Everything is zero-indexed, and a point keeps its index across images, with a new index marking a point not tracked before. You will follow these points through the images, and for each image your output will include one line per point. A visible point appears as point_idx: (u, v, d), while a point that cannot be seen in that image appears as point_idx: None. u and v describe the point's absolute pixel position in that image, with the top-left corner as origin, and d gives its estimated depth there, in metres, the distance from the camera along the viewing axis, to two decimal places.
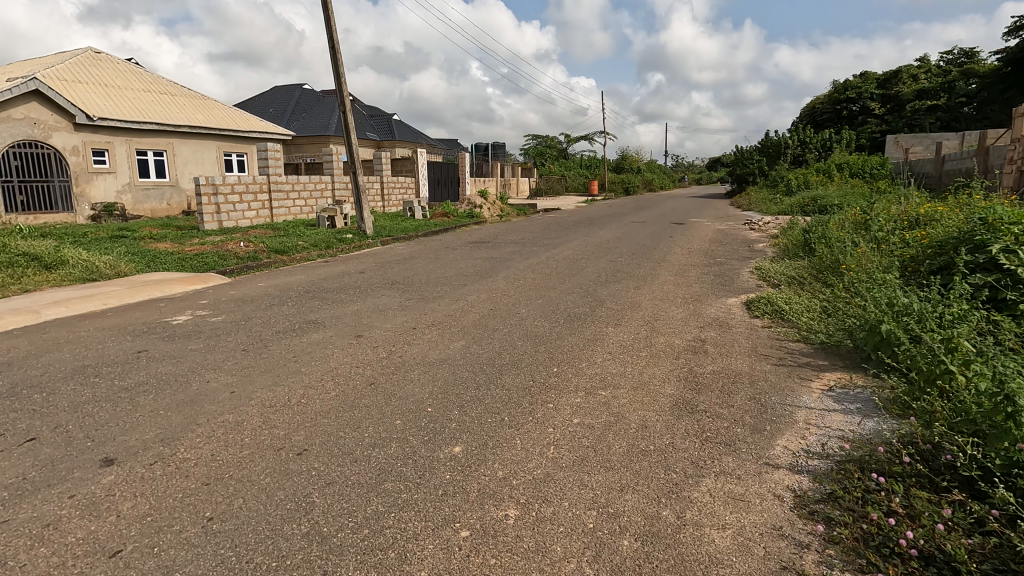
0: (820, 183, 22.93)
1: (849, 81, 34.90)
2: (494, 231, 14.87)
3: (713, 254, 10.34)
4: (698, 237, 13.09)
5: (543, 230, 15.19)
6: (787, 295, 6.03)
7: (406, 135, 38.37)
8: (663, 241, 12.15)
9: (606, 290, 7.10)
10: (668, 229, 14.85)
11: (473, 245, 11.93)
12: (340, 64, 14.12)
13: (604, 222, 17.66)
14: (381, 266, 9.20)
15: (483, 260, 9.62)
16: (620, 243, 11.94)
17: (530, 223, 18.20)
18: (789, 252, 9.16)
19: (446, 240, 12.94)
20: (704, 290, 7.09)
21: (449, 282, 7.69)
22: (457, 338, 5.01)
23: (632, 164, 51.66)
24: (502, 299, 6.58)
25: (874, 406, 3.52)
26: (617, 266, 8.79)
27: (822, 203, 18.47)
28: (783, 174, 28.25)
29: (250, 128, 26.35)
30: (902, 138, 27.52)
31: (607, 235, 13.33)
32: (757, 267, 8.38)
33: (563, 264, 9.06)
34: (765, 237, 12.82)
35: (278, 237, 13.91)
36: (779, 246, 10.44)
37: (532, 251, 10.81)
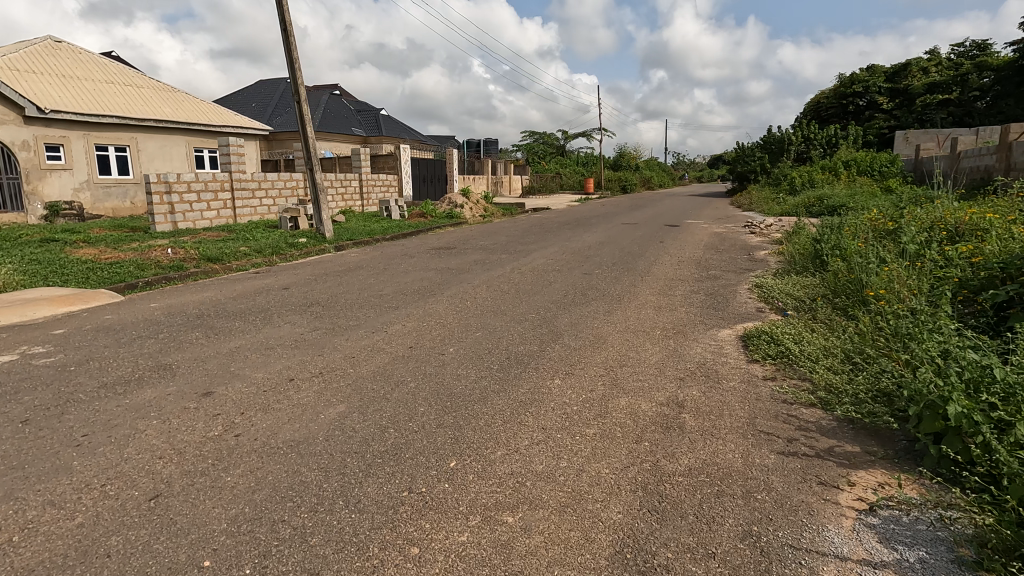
0: (825, 182, 21.51)
1: (856, 74, 33.34)
2: (467, 235, 13.47)
3: (706, 264, 8.95)
4: (692, 242, 11.69)
5: (522, 233, 13.80)
6: (796, 330, 4.62)
7: (393, 131, 37.00)
8: (651, 247, 10.77)
9: (567, 315, 5.71)
10: (659, 233, 13.44)
11: (436, 251, 10.56)
12: (293, 49, 12.67)
13: (591, 224, 16.24)
14: (314, 279, 7.82)
15: (436, 272, 8.25)
16: (602, 249, 10.56)
17: (511, 224, 16.80)
18: (796, 265, 7.73)
19: (408, 245, 11.56)
20: (688, 317, 5.68)
21: (380, 301, 6.33)
22: (339, 399, 3.61)
23: (630, 161, 50.19)
24: (432, 329, 5.20)
25: (949, 557, 2.14)
26: (589, 281, 7.41)
27: (829, 204, 17.05)
28: (786, 172, 26.83)
29: (222, 121, 24.91)
30: (912, 134, 26.05)
31: (590, 240, 11.95)
32: (757, 283, 6.98)
33: (526, 278, 7.68)
34: (766, 243, 11.44)
35: (226, 240, 12.56)
36: (783, 254, 9.02)
37: (499, 259, 9.43)
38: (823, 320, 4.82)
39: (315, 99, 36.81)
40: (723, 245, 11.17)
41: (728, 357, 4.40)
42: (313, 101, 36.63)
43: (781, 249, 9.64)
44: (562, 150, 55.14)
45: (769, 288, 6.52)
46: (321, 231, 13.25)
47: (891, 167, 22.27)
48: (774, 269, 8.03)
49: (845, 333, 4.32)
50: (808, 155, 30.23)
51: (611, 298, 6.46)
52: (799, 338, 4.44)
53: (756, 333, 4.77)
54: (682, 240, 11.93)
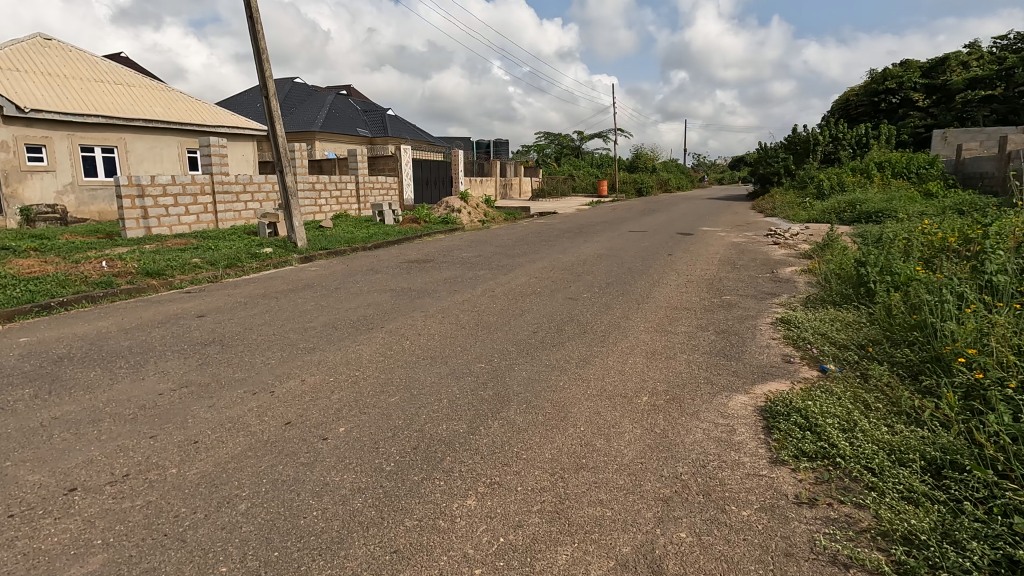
0: (856, 186, 19.72)
1: (889, 70, 31.21)
2: (454, 244, 12.14)
3: (718, 285, 7.48)
4: (706, 255, 10.19)
5: (516, 242, 12.43)
6: (844, 412, 3.17)
7: (400, 131, 35.96)
8: (655, 262, 9.33)
9: (528, 366, 4.32)
10: (670, 243, 11.95)
11: (409, 265, 9.30)
12: (261, 39, 11.46)
13: (596, 231, 14.81)
14: (246, 304, 6.58)
15: (394, 294, 6.95)
16: (599, 264, 9.17)
17: (509, 231, 15.48)
18: (832, 290, 6.22)
19: (381, 256, 10.31)
20: (687, 370, 4.23)
21: (301, 339, 5.02)
22: (107, 542, 2.26)
23: (647, 162, 48.47)
24: (335, 389, 3.84)
25: None
26: (569, 311, 6.01)
27: (863, 209, 15.35)
28: (812, 174, 25.05)
29: (217, 121, 24.00)
30: (951, 133, 24.01)
31: (588, 251, 10.55)
32: (783, 317, 5.50)
33: (496, 304, 6.31)
34: (792, 257, 9.89)
35: (187, 249, 11.39)
36: (816, 274, 7.49)
37: (476, 277, 8.11)
38: (884, 396, 3.39)
39: (321, 100, 36.05)
40: (742, 259, 9.67)
41: (742, 454, 2.97)
42: (319, 102, 35.87)
43: (813, 267, 8.14)
44: (577, 150, 53.48)
45: (799, 328, 5.07)
46: (292, 240, 12.01)
47: (930, 169, 20.38)
48: (805, 296, 6.53)
49: (925, 429, 2.89)
50: (836, 156, 28.32)
51: (592, 338, 5.04)
52: (852, 427, 3.01)
53: (785, 409, 3.34)
54: (694, 252, 10.48)
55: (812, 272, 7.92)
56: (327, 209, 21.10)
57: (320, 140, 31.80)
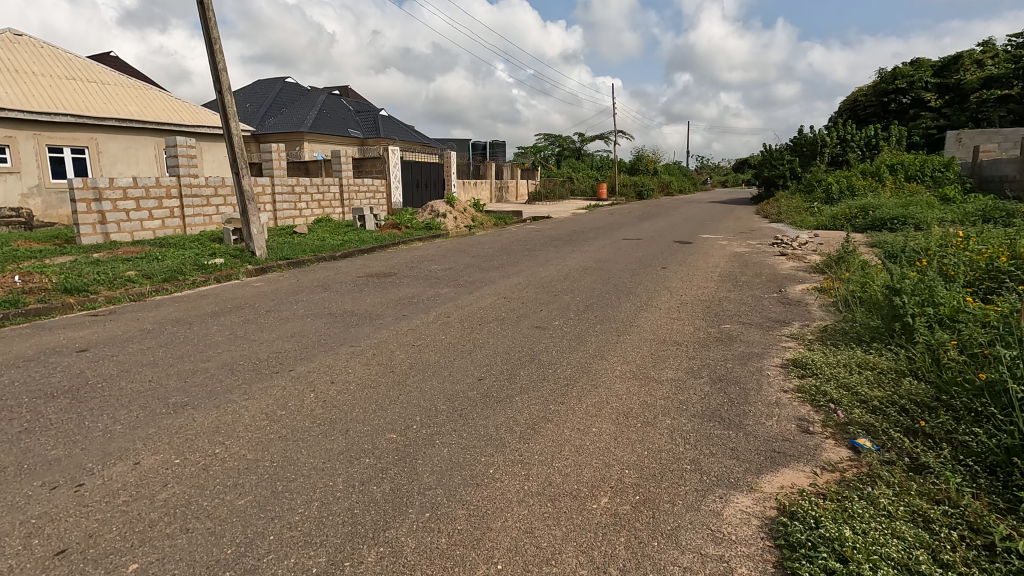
0: (867, 189, 18.58)
1: (899, 69, 29.98)
2: (428, 254, 11.04)
3: (717, 309, 6.32)
4: (705, 268, 9.04)
5: (497, 252, 11.31)
6: (904, 551, 2.07)
7: (393, 132, 34.99)
8: (646, 278, 8.19)
9: (453, 440, 3.18)
10: (665, 254, 10.82)
11: (367, 279, 8.25)
12: (211, 27, 10.35)
13: (588, 239, 13.67)
14: (150, 332, 5.52)
15: (330, 320, 5.86)
16: (582, 279, 8.06)
17: (495, 238, 14.41)
18: (854, 320, 5.12)
19: (342, 269, 9.25)
20: (669, 446, 3.10)
21: (180, 389, 3.94)
22: None
23: (648, 165, 47.38)
24: (168, 482, 2.72)
25: None
26: (532, 346, 4.89)
27: (876, 216, 14.18)
28: (819, 177, 23.90)
29: (197, 122, 23.01)
30: (966, 134, 22.81)
31: (572, 264, 9.42)
32: (797, 359, 4.37)
33: (445, 336, 5.20)
34: (803, 272, 8.75)
35: (133, 259, 10.35)
36: (832, 296, 6.37)
37: (436, 296, 7.03)
38: (957, 518, 2.29)
39: (312, 101, 35.14)
40: (745, 274, 8.53)
41: None
42: (310, 102, 34.96)
43: (829, 286, 6.98)
44: (577, 152, 52.27)
45: (819, 378, 3.96)
46: (250, 250, 10.95)
47: (945, 172, 19.19)
48: (823, 326, 5.40)
49: None
50: (844, 158, 27.14)
51: (551, 390, 3.91)
52: None
53: (807, 536, 2.21)
54: (692, 265, 9.36)
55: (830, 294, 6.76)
56: (308, 213, 20.09)
57: (309, 141, 30.84)
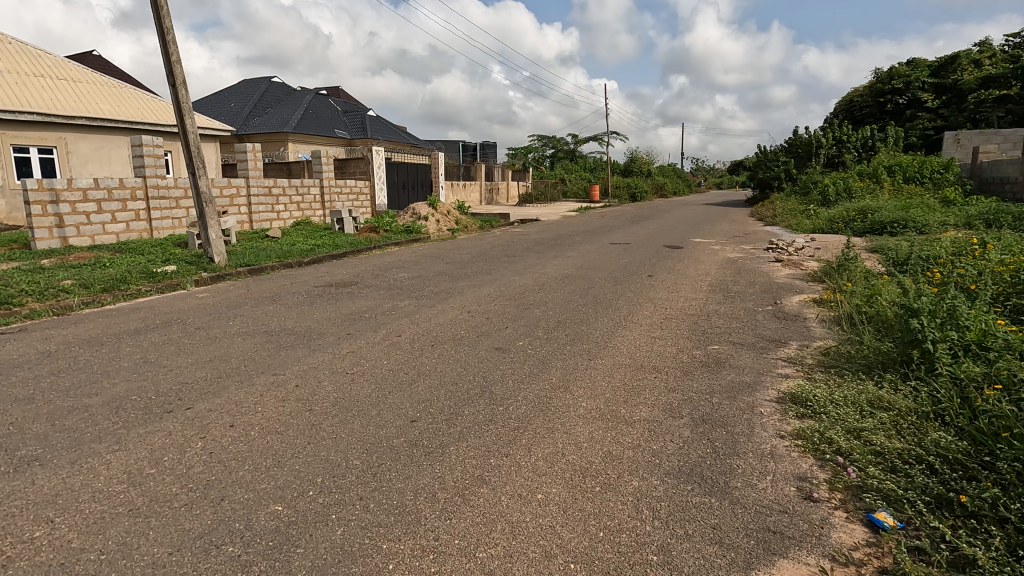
0: (865, 191, 17.96)
1: (895, 69, 29.46)
2: (400, 260, 10.33)
3: (704, 325, 5.63)
4: (693, 276, 8.34)
5: (474, 258, 10.60)
6: None
7: (381, 133, 34.27)
8: (629, 288, 7.49)
9: (354, 515, 2.45)
10: (652, 260, 10.13)
11: (324, 290, 7.52)
12: (163, 15, 9.59)
13: (573, 243, 12.97)
14: (48, 356, 4.77)
15: (263, 340, 5.13)
16: (559, 290, 7.35)
17: (476, 242, 13.70)
18: (861, 342, 4.43)
19: (301, 278, 8.52)
20: (632, 524, 2.39)
21: (38, 436, 3.20)
22: None
23: (641, 167, 46.81)
24: None
25: None
26: (485, 375, 4.17)
27: (875, 219, 13.55)
28: (815, 179, 23.30)
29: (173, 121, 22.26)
30: (964, 134, 22.27)
31: (551, 272, 8.71)
32: (795, 394, 3.67)
33: (387, 362, 4.48)
34: (800, 281, 8.08)
35: (79, 266, 9.60)
36: (835, 312, 5.67)
37: (393, 309, 6.32)
38: None
39: (298, 100, 34.42)
40: (736, 283, 7.85)
41: None
42: (296, 102, 34.22)
43: (831, 299, 6.29)
44: (570, 153, 51.62)
45: (822, 421, 3.27)
46: (209, 256, 10.23)
47: (945, 174, 18.61)
48: (825, 348, 4.70)
49: None
50: (840, 159, 26.58)
51: (496, 437, 3.19)
52: None
53: None
54: (680, 273, 8.67)
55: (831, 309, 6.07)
56: (287, 215, 19.36)
57: (293, 141, 30.07)
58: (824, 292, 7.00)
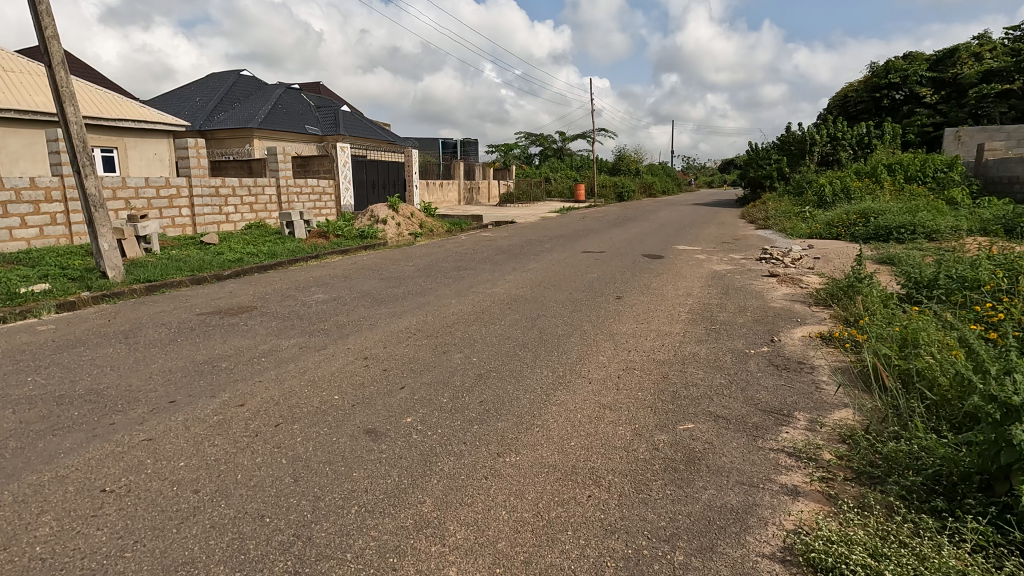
0: (864, 192, 16.59)
1: (892, 62, 28.11)
2: (330, 275, 8.78)
3: (675, 380, 4.11)
4: (671, 298, 6.83)
5: (418, 271, 9.04)
6: None
7: (355, 128, 32.56)
8: (588, 317, 5.98)
9: None
10: (625, 274, 8.62)
11: (204, 320, 5.95)
12: None
13: (540, 251, 11.45)
14: None
15: (41, 413, 3.56)
16: (500, 320, 5.82)
17: (433, 249, 12.17)
18: (908, 429, 2.92)
19: (193, 301, 6.93)
20: None
21: None
22: None
23: (629, 165, 45.45)
24: None
25: None
26: (318, 497, 2.61)
27: (878, 223, 12.15)
28: (810, 178, 21.95)
29: (118, 116, 20.60)
30: (966, 131, 21.01)
31: (498, 292, 7.20)
32: (814, 553, 2.15)
33: (185, 464, 2.91)
34: (798, 306, 6.62)
35: None
36: (857, 367, 4.16)
37: (268, 353, 4.77)
38: None
39: (267, 94, 32.68)
40: (720, 307, 6.37)
41: None
42: (265, 96, 32.47)
43: (849, 342, 4.79)
44: (557, 151, 50.02)
45: None
46: (102, 270, 8.62)
47: (949, 173, 17.26)
48: (850, 430, 3.19)
49: None
50: (834, 158, 25.27)
51: None
52: None
53: None
54: (654, 293, 7.17)
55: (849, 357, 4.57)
56: (238, 218, 17.72)
57: (259, 137, 28.34)
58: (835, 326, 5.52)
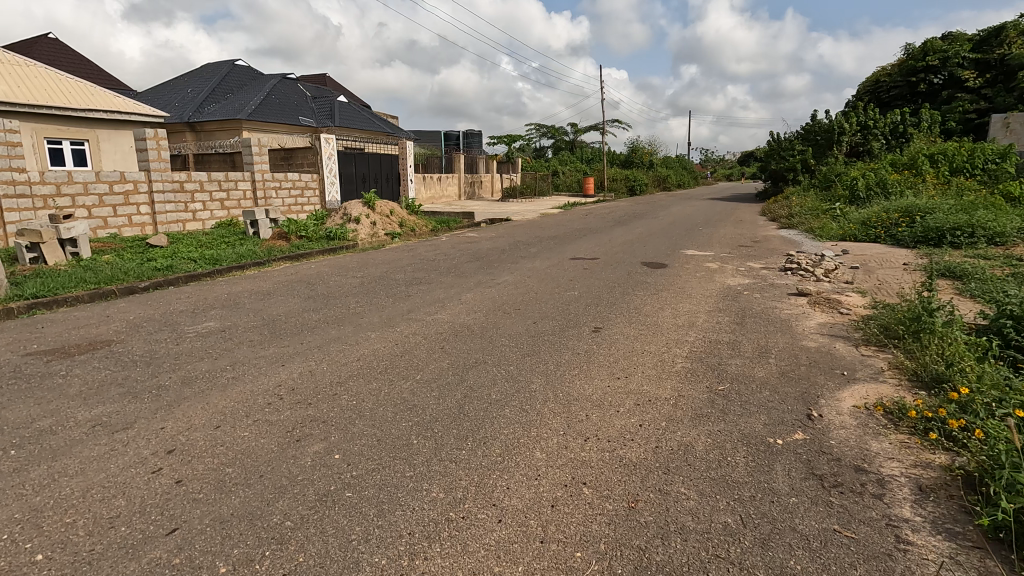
0: (903, 186, 14.59)
1: (930, 43, 25.71)
2: (251, 291, 7.18)
3: (648, 519, 2.39)
4: (665, 335, 5.04)
5: (362, 284, 7.42)
6: None
7: (351, 119, 31.03)
8: (543, 366, 4.26)
9: None
10: (614, 291, 6.87)
11: (24, 364, 4.40)
12: None
13: (521, 257, 9.72)
14: None
15: None
16: (415, 371, 4.13)
17: (401, 254, 10.55)
18: None
19: (46, 331, 5.40)
20: None
21: None
22: None
23: (643, 157, 43.35)
24: None
25: None
26: None
27: (927, 223, 10.18)
28: (839, 170, 19.88)
29: (88, 106, 19.29)
30: (1015, 117, 18.90)
31: (440, 321, 5.51)
32: None
33: None
34: (841, 345, 4.80)
35: None
36: (970, 507, 2.39)
37: (40, 434, 3.17)
38: None
39: (261, 85, 31.30)
40: (731, 350, 4.59)
41: None
42: (258, 87, 31.07)
43: (939, 432, 3.02)
44: (568, 143, 47.97)
45: None
46: None
47: (1002, 164, 15.38)
48: None
49: None
50: (865, 148, 23.07)
51: None
52: None
53: None
54: (643, 324, 5.41)
55: (941, 464, 2.81)
56: (206, 215, 16.31)
57: (248, 129, 26.98)
58: (905, 393, 3.73)
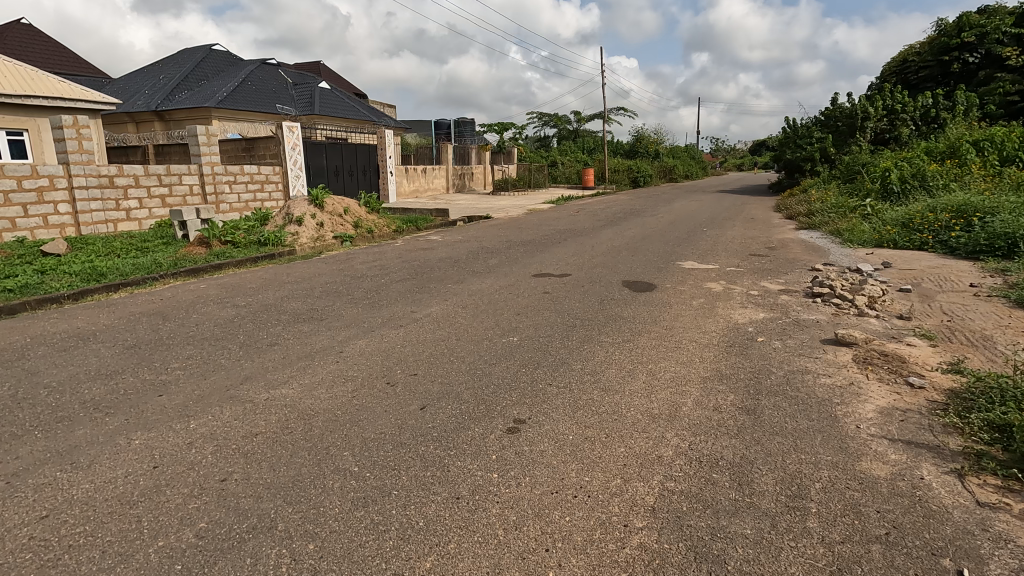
0: (946, 180, 12.35)
1: (966, 17, 23.09)
2: (73, 332, 5.18)
3: None
4: (626, 448, 2.95)
5: (231, 321, 5.42)
6: None
7: (333, 107, 28.95)
8: (377, 544, 2.22)
9: None
10: (571, 337, 4.81)
11: None
12: None
13: (473, 272, 7.68)
14: None
15: None
16: (113, 566, 2.09)
17: (330, 266, 8.56)
18: None
19: None
20: None
21: None
22: None
23: (648, 147, 40.95)
24: None
25: None
26: None
27: (991, 227, 7.98)
28: (864, 160, 17.61)
29: (26, 91, 17.36)
30: None
31: (272, 405, 3.46)
32: None
33: None
34: (933, 473, 2.72)
35: None
36: None
37: None
38: None
39: (237, 71, 29.28)
40: (739, 496, 2.50)
41: None
42: (234, 73, 29.06)
43: None
44: (570, 132, 45.57)
45: None
46: None
47: None
48: None
49: None
50: (891, 135, 20.71)
51: None
52: None
53: None
54: (596, 415, 3.33)
55: None
56: (143, 215, 14.44)
57: (218, 117, 25.00)
58: None
